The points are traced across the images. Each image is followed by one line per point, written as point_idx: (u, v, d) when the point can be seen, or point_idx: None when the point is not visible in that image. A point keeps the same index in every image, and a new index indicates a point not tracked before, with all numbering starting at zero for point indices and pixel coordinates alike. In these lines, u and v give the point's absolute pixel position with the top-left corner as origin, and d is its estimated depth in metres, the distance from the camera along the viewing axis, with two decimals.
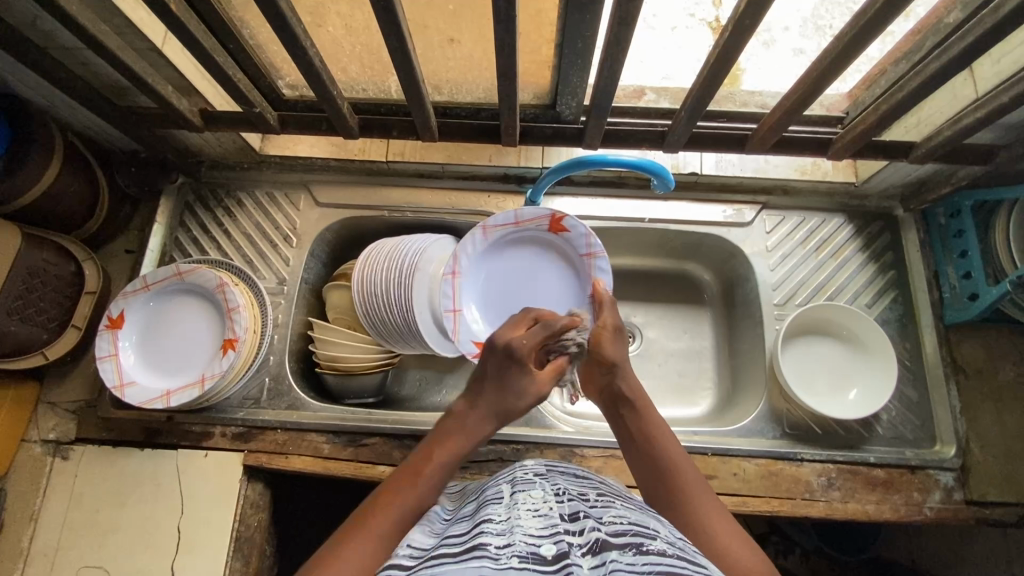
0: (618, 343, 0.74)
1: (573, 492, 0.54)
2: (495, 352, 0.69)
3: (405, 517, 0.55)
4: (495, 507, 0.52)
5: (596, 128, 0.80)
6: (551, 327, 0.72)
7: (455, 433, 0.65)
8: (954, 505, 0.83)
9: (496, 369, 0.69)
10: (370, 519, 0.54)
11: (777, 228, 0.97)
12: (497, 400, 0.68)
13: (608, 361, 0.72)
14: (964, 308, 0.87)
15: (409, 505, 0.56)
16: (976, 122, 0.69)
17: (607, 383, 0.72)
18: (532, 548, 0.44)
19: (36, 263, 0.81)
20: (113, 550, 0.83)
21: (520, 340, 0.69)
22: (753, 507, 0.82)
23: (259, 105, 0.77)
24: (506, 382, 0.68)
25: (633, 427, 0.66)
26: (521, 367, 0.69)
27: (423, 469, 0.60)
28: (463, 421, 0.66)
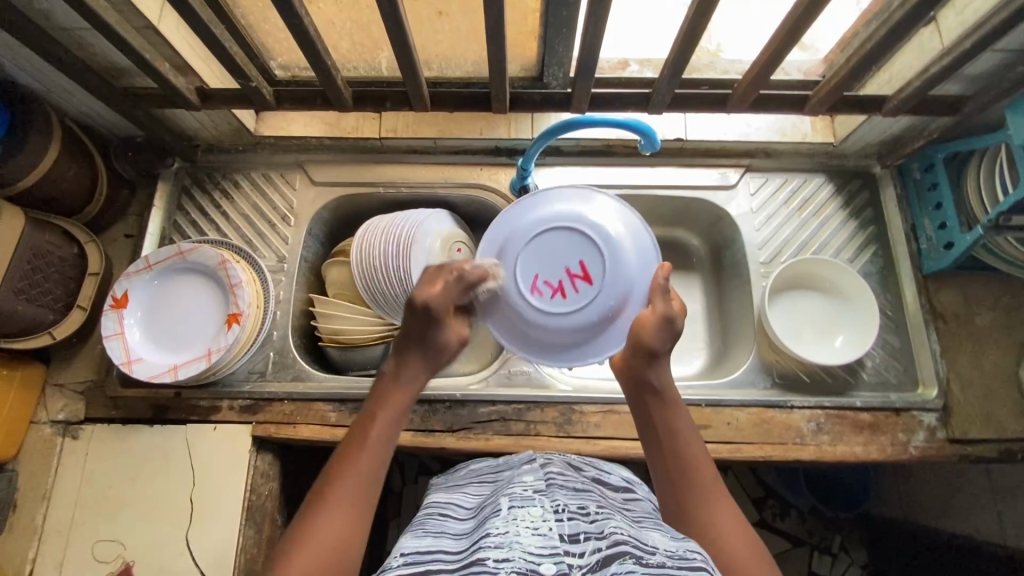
0: (671, 333, 0.66)
1: (572, 508, 0.54)
2: (409, 312, 0.65)
3: (364, 480, 0.56)
4: (493, 521, 0.52)
5: (582, 92, 0.83)
6: (464, 281, 0.67)
7: (396, 390, 0.63)
8: (937, 443, 0.87)
9: (414, 328, 0.65)
10: (326, 495, 0.54)
11: (761, 189, 1.01)
12: (425, 359, 0.65)
13: (651, 349, 0.65)
14: (941, 257, 0.90)
15: (368, 463, 0.57)
16: (942, 70, 0.73)
17: (638, 367, 0.66)
18: (531, 566, 0.46)
19: (40, 243, 0.83)
20: (127, 523, 0.85)
21: (432, 296, 0.65)
22: (747, 453, 0.86)
23: (254, 79, 0.79)
24: (428, 342, 0.65)
25: (657, 420, 0.64)
26: (436, 322, 0.65)
27: (369, 433, 0.59)
28: (396, 376, 0.64)
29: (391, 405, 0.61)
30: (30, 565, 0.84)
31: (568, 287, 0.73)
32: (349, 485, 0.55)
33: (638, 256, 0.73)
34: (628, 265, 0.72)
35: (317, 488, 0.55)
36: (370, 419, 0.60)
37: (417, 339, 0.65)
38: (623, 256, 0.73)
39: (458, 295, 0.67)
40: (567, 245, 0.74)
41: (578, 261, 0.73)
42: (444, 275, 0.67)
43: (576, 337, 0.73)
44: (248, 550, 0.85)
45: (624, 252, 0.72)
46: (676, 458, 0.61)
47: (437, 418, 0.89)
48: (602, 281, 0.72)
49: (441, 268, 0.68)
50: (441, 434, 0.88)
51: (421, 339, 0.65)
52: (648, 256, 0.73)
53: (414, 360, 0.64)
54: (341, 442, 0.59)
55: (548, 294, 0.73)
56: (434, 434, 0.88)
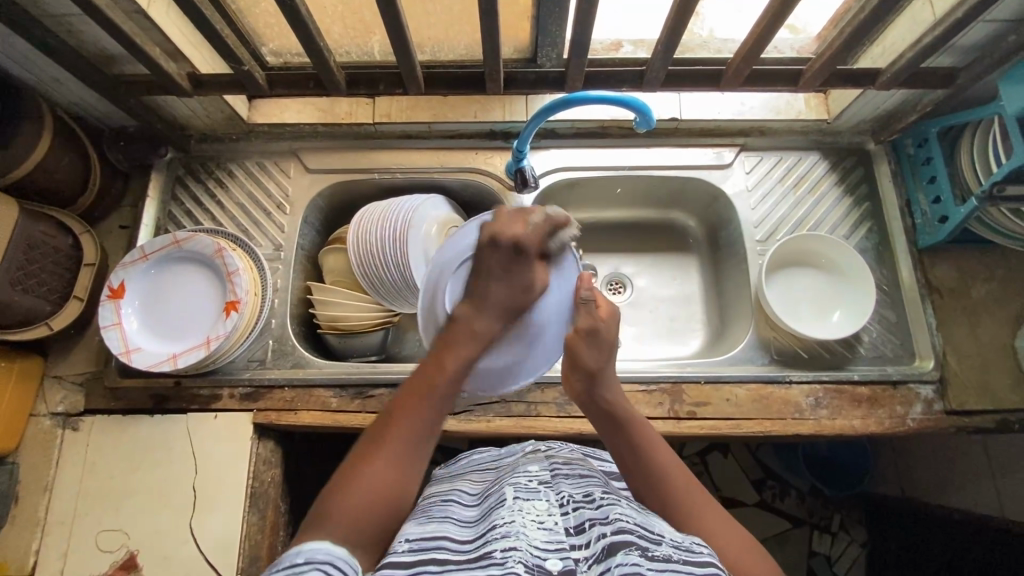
0: (596, 349, 0.67)
1: (577, 497, 0.54)
2: (494, 249, 0.65)
3: (425, 422, 0.58)
4: (499, 511, 0.52)
5: (577, 69, 0.82)
6: (548, 223, 0.66)
7: (461, 326, 0.65)
8: (935, 415, 0.88)
9: (496, 264, 0.65)
10: (386, 438, 0.55)
11: (756, 168, 1.01)
12: (503, 296, 0.66)
13: (590, 369, 0.67)
14: (935, 232, 0.91)
15: (431, 410, 0.59)
16: (934, 41, 0.73)
17: (586, 392, 0.67)
18: (538, 560, 0.45)
19: (35, 234, 0.82)
20: (130, 513, 0.85)
21: (517, 235, 0.65)
22: (746, 428, 0.86)
23: (247, 63, 0.78)
24: (512, 275, 0.66)
25: (625, 450, 0.61)
26: (523, 260, 0.65)
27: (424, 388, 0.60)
28: (470, 326, 0.65)
29: (452, 351, 0.63)
30: (34, 556, 0.84)
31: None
32: (411, 428, 0.57)
33: (561, 266, 0.73)
34: (548, 280, 0.74)
35: (378, 428, 0.57)
36: (438, 364, 0.62)
37: (496, 279, 0.65)
38: (543, 274, 0.73)
39: (541, 241, 0.66)
40: None
41: None
42: (518, 215, 0.67)
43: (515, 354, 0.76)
44: (252, 537, 0.85)
45: (543, 270, 0.74)
46: (656, 481, 0.58)
47: None
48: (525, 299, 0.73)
49: (519, 212, 0.67)
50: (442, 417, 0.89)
51: (506, 278, 0.65)
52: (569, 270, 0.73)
53: (494, 295, 0.65)
54: (405, 382, 0.61)
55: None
56: None
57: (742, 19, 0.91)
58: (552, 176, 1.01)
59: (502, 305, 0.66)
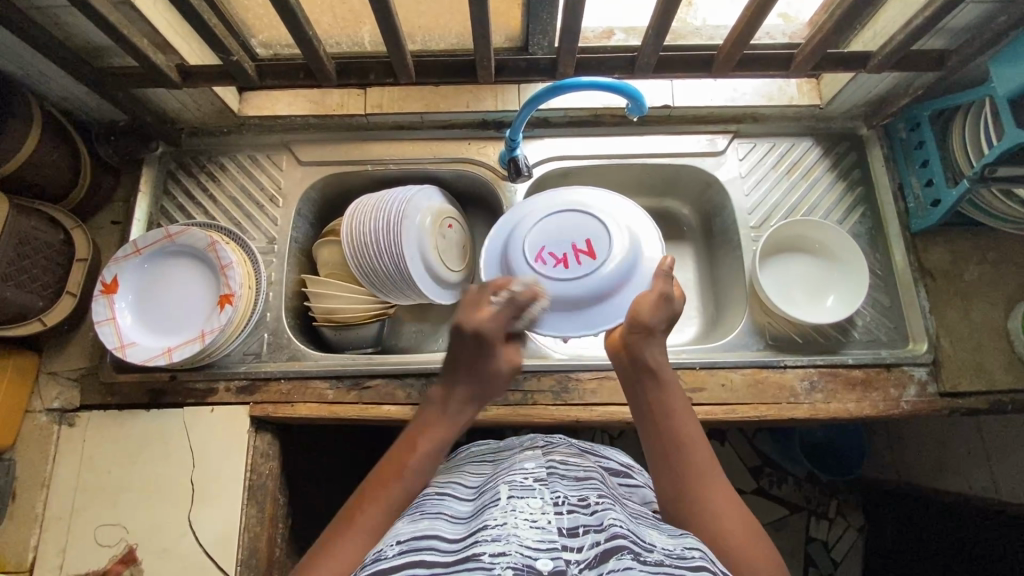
0: (666, 310, 0.68)
1: (572, 500, 0.53)
2: (457, 339, 0.64)
3: (396, 508, 0.55)
4: (491, 511, 0.51)
5: (568, 56, 0.82)
6: (514, 303, 0.66)
7: (433, 414, 0.63)
8: (929, 397, 0.88)
9: (465, 354, 0.64)
10: (355, 518, 0.54)
11: (749, 155, 1.01)
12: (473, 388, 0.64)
13: (648, 326, 0.67)
14: (928, 215, 0.91)
15: (401, 494, 0.56)
16: (924, 23, 0.74)
17: (637, 343, 0.67)
18: (528, 561, 0.44)
19: (25, 229, 0.82)
20: (128, 508, 0.85)
21: (481, 322, 0.64)
22: (742, 413, 0.87)
23: (236, 53, 0.78)
24: (478, 369, 0.65)
25: (652, 399, 0.63)
26: (489, 348, 0.64)
27: (407, 461, 0.59)
28: (442, 410, 0.63)
29: (430, 434, 0.61)
30: (33, 552, 0.84)
31: (571, 260, 0.81)
32: (381, 511, 0.55)
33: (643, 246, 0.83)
34: (628, 250, 0.81)
35: (350, 505, 0.56)
36: (413, 442, 0.60)
37: (464, 369, 0.64)
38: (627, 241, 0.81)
39: (509, 319, 0.66)
40: (571, 223, 0.83)
41: (583, 240, 0.82)
42: (486, 295, 0.66)
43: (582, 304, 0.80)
44: (251, 529, 0.85)
45: (624, 239, 0.82)
46: (670, 436, 0.60)
47: (434, 390, 0.89)
48: (604, 259, 0.80)
49: (483, 290, 0.67)
50: None
51: (469, 365, 0.64)
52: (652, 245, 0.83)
53: (462, 384, 0.64)
54: (380, 461, 0.59)
55: (553, 263, 0.81)
56: None
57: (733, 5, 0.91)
58: (545, 165, 1.00)
59: (469, 396, 0.64)
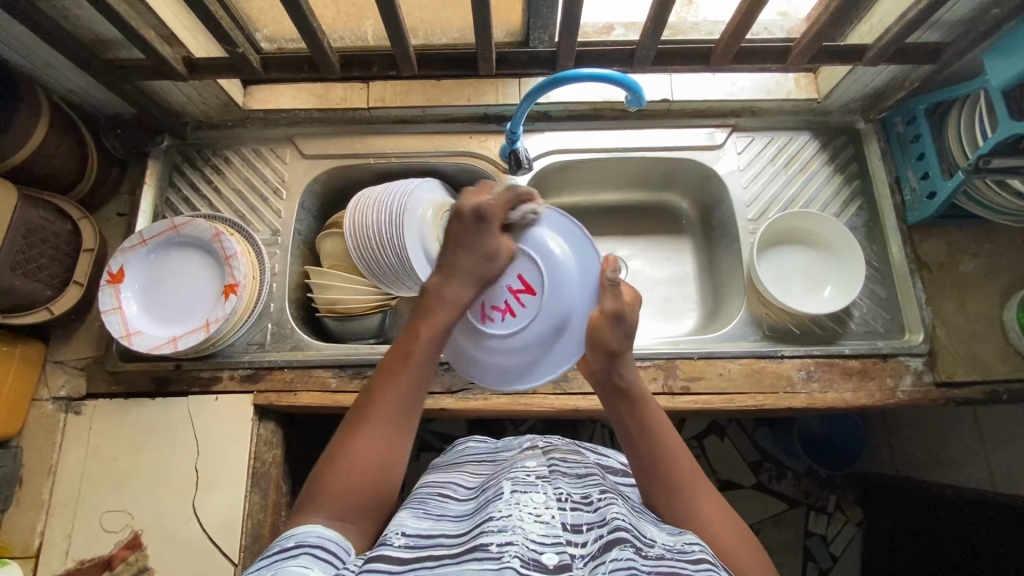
0: (617, 332, 0.63)
1: (575, 497, 0.54)
2: (451, 223, 0.63)
3: (406, 396, 0.58)
4: (495, 504, 0.52)
5: (568, 50, 0.83)
6: (508, 193, 0.64)
7: (432, 303, 0.62)
8: (924, 386, 0.89)
9: (460, 241, 0.63)
10: (367, 412, 0.57)
11: (747, 148, 1.02)
12: (473, 265, 0.62)
13: (609, 350, 0.63)
14: (924, 208, 0.92)
15: (408, 381, 0.59)
16: (918, 16, 0.75)
17: (602, 372, 0.65)
18: (534, 554, 0.45)
19: (34, 219, 0.83)
20: (133, 494, 0.86)
21: (478, 205, 0.62)
22: (739, 402, 0.88)
23: (242, 45, 0.79)
24: (478, 246, 0.62)
25: (629, 421, 0.63)
26: (487, 231, 0.62)
27: (413, 347, 0.60)
28: (440, 295, 0.62)
29: (428, 320, 0.62)
30: (39, 538, 0.85)
31: (516, 306, 0.66)
32: (392, 404, 0.58)
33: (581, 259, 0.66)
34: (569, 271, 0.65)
35: (363, 397, 0.59)
36: (413, 334, 0.61)
37: (461, 250, 0.63)
38: (566, 269, 0.65)
39: (506, 208, 0.63)
40: (496, 262, 0.65)
41: (516, 277, 0.66)
42: (479, 187, 0.66)
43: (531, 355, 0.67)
44: (255, 515, 0.86)
45: (563, 264, 0.65)
46: (654, 457, 0.60)
47: (436, 379, 0.91)
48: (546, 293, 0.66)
49: (482, 188, 0.66)
50: (440, 395, 0.90)
51: (464, 246, 0.62)
52: (588, 259, 0.66)
53: (465, 263, 0.62)
54: (386, 354, 0.62)
55: (497, 317, 0.66)
56: (433, 396, 0.90)
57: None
58: (545, 158, 1.02)
59: (465, 280, 0.62)
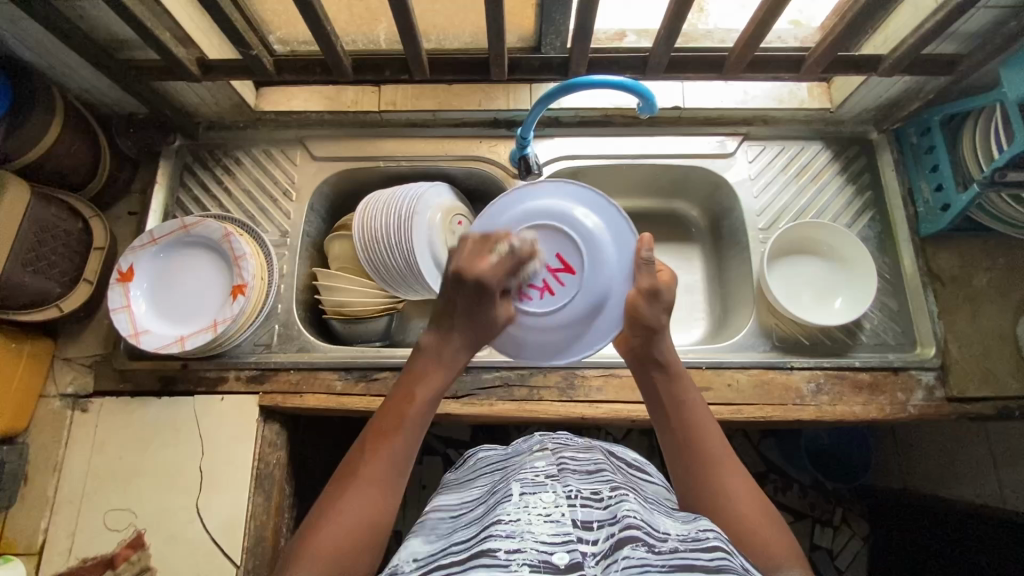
0: (655, 308, 0.64)
1: (585, 493, 0.53)
2: (454, 284, 0.60)
3: (400, 456, 0.55)
4: (503, 507, 0.51)
5: (580, 57, 0.83)
6: (516, 255, 0.61)
7: (432, 360, 0.61)
8: (936, 401, 0.88)
9: (464, 304, 0.60)
10: (357, 471, 0.54)
11: (759, 157, 1.01)
12: (471, 330, 0.61)
13: (648, 326, 0.63)
14: (937, 219, 0.91)
15: (403, 442, 0.56)
16: (935, 27, 0.74)
17: (640, 347, 0.65)
18: (544, 556, 0.44)
19: (46, 216, 0.84)
20: (138, 493, 0.86)
21: (481, 272, 0.59)
22: (747, 413, 0.87)
23: (256, 48, 0.80)
24: (478, 313, 0.61)
25: (663, 393, 0.63)
26: (489, 298, 0.60)
27: (407, 411, 0.57)
28: (437, 352, 0.61)
29: (425, 380, 0.59)
30: (44, 534, 0.85)
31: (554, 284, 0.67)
32: (386, 461, 0.55)
33: (617, 242, 0.67)
34: (611, 256, 0.67)
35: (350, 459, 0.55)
36: (409, 395, 0.58)
37: (467, 319, 0.61)
38: (604, 247, 0.67)
39: (510, 270, 0.61)
40: (537, 237, 0.68)
41: (554, 255, 0.67)
42: (480, 243, 0.61)
43: (570, 333, 0.67)
44: (258, 517, 0.86)
45: (603, 242, 0.67)
46: (686, 433, 0.61)
47: None
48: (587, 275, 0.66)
49: (485, 240, 0.62)
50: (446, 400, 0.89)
51: (468, 314, 0.61)
52: (624, 238, 0.67)
53: (462, 328, 0.61)
54: (378, 411, 0.58)
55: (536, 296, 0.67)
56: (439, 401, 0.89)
57: (743, 8, 0.92)
58: (555, 164, 1.01)
59: (464, 343, 0.61)
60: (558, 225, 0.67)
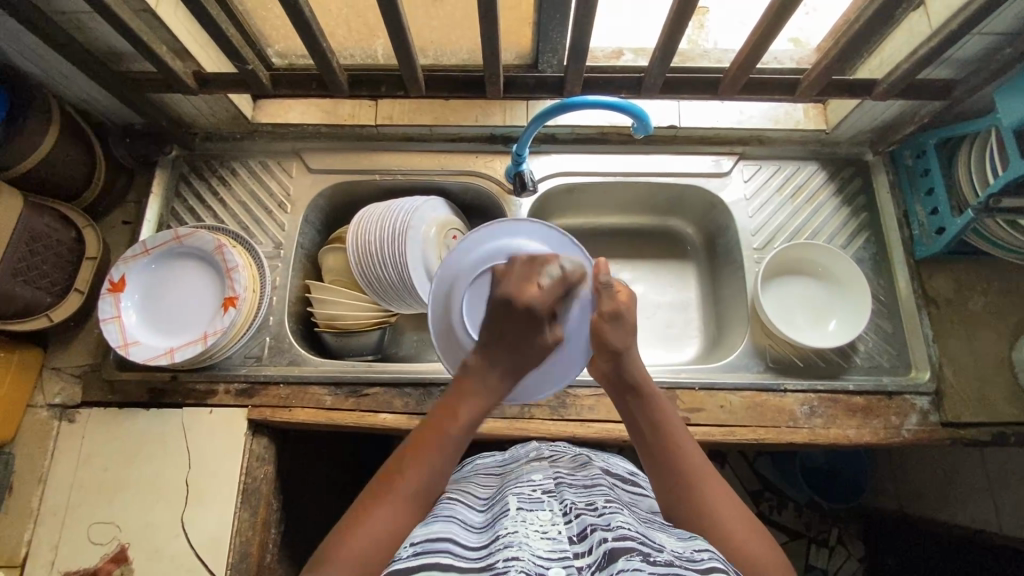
0: (619, 331, 0.67)
1: (580, 505, 0.52)
2: (501, 301, 0.61)
3: (435, 479, 0.54)
4: (500, 521, 0.51)
5: (575, 76, 0.83)
6: (562, 280, 0.63)
7: (473, 377, 0.61)
8: (930, 426, 0.87)
9: (512, 329, 0.61)
10: (396, 487, 0.53)
11: (754, 177, 1.01)
12: (512, 359, 0.61)
13: (614, 349, 0.66)
14: (933, 243, 0.91)
15: (439, 461, 0.55)
16: (928, 53, 0.74)
17: (611, 371, 0.67)
18: (540, 569, 0.43)
19: (39, 227, 0.83)
20: (122, 507, 0.85)
21: (531, 296, 0.61)
22: (740, 436, 0.86)
23: (252, 62, 0.80)
24: (522, 342, 0.61)
25: (641, 419, 0.63)
26: (535, 325, 0.61)
27: (449, 427, 0.57)
28: (481, 375, 0.61)
29: (471, 401, 0.59)
30: (26, 547, 0.84)
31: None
32: (422, 479, 0.54)
33: (568, 261, 0.72)
34: (565, 282, 0.72)
35: (388, 468, 0.55)
36: (452, 412, 0.58)
37: (511, 345, 0.61)
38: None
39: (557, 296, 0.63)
40: (497, 281, 0.73)
41: None
42: (510, 266, 0.65)
43: (541, 362, 0.73)
44: (243, 533, 0.85)
45: None
46: (665, 449, 0.60)
47: (432, 401, 0.90)
48: None
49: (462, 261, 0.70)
50: None
51: (513, 340, 0.61)
52: (577, 262, 0.72)
53: (501, 354, 0.61)
54: (418, 427, 0.58)
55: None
56: None
57: (741, 29, 0.92)
58: (551, 180, 1.01)
59: (506, 369, 0.61)
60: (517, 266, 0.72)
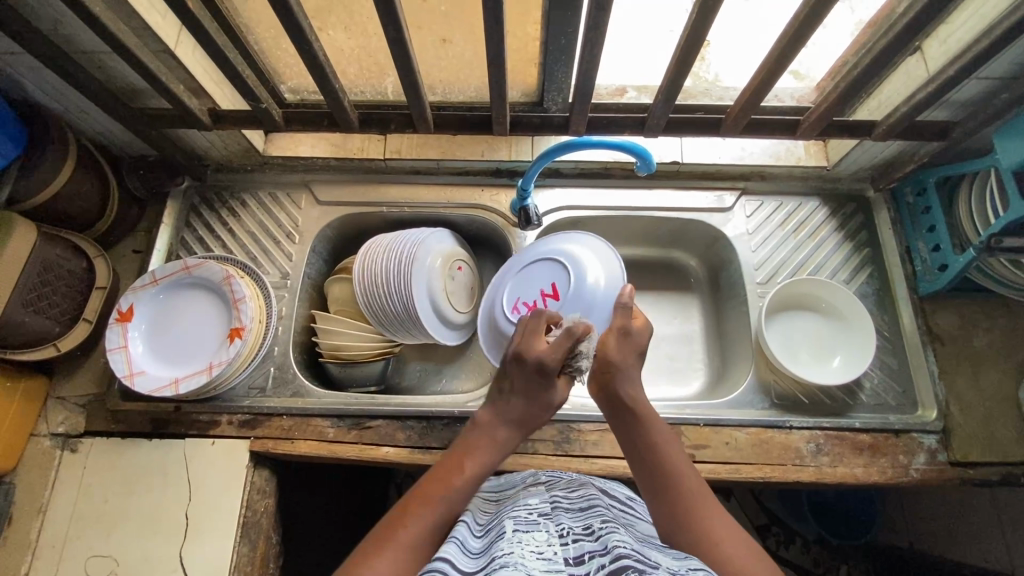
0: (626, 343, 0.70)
1: (577, 530, 0.51)
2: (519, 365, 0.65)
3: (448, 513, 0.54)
4: (496, 543, 0.49)
5: (579, 116, 0.85)
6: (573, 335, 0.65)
7: (482, 433, 0.61)
8: (938, 465, 0.86)
9: (525, 386, 0.64)
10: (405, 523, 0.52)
11: (757, 212, 1.02)
12: (522, 412, 0.63)
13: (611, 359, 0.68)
14: (936, 279, 0.92)
15: (451, 502, 0.55)
16: (927, 97, 0.76)
17: (607, 383, 0.67)
18: None
19: (51, 258, 0.85)
20: (121, 539, 0.85)
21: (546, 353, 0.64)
22: (746, 473, 0.85)
23: (265, 100, 0.82)
24: (534, 395, 0.64)
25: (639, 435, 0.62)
26: (547, 382, 0.64)
27: (460, 470, 0.57)
28: (492, 427, 0.62)
29: (478, 452, 0.60)
30: None
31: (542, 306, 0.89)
32: (432, 513, 0.53)
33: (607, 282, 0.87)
34: (590, 292, 0.86)
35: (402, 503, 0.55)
36: (460, 463, 0.58)
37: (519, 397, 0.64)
38: (586, 287, 0.87)
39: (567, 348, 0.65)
40: (536, 274, 0.91)
41: (549, 284, 0.89)
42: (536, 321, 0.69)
43: None
44: (241, 568, 0.83)
45: (590, 282, 0.87)
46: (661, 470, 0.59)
47: (434, 434, 0.89)
48: (568, 301, 0.87)
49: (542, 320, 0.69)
50: (438, 451, 0.88)
51: (523, 391, 0.64)
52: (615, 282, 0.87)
53: (515, 408, 0.63)
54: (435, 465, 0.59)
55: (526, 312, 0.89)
56: (431, 451, 0.88)
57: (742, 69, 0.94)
58: (556, 214, 1.03)
59: (516, 419, 0.63)
60: (552, 262, 0.90)
